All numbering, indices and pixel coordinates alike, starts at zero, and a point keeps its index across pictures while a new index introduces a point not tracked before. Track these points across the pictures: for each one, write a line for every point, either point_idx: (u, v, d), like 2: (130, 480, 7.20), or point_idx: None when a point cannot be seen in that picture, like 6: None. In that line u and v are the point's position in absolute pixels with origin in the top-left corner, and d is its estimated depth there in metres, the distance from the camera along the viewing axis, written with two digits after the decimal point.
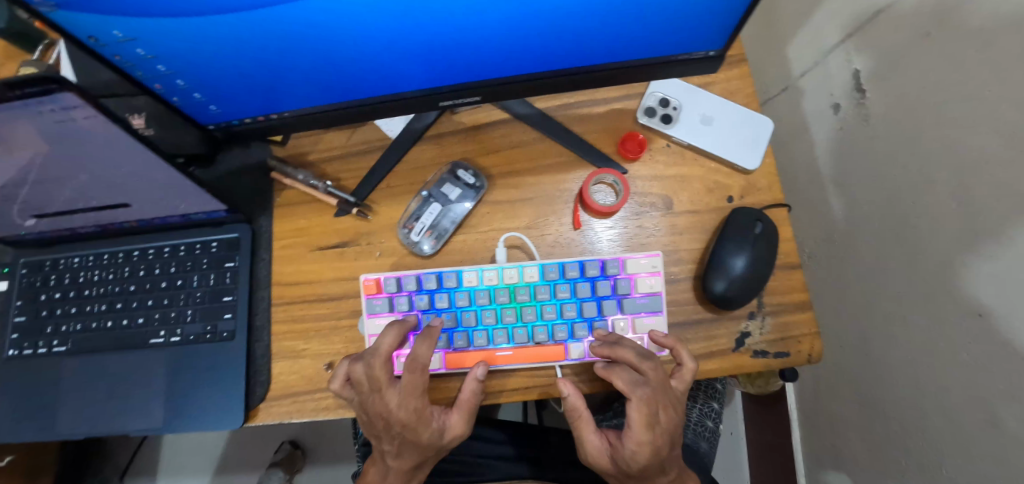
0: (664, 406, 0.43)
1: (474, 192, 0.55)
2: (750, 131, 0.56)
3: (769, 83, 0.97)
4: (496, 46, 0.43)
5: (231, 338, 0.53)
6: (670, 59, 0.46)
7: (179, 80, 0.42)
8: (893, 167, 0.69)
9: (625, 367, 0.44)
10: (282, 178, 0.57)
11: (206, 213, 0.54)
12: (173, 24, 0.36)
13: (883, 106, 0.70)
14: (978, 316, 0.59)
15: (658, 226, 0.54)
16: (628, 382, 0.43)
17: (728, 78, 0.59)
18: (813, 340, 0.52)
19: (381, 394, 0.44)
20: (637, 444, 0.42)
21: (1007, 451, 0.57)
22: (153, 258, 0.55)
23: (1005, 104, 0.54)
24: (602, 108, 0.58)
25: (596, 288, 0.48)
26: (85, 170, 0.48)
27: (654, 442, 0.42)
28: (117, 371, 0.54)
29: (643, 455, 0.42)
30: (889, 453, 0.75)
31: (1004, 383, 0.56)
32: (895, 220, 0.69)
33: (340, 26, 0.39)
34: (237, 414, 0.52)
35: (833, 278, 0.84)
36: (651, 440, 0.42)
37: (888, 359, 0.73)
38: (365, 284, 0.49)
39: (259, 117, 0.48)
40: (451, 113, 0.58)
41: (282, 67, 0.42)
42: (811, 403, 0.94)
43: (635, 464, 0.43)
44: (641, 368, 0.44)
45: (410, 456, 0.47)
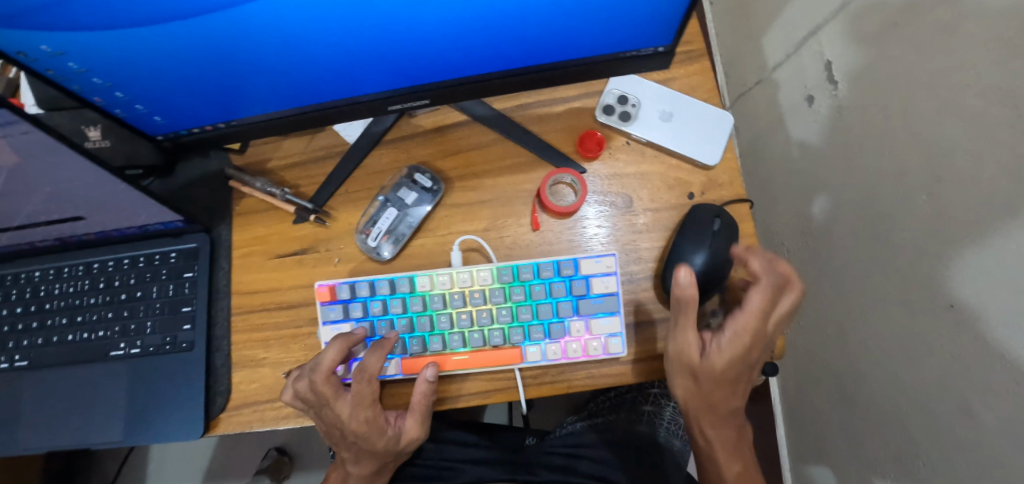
0: (785, 316, 0.47)
1: (432, 195, 0.54)
2: (710, 126, 0.56)
3: (745, 76, 0.95)
4: (444, 49, 0.43)
5: (191, 349, 0.53)
6: (617, 57, 0.46)
7: (120, 92, 0.41)
8: (862, 159, 0.67)
9: (760, 271, 0.46)
10: (240, 186, 0.56)
11: (163, 224, 0.53)
12: (103, 36, 0.36)
13: (853, 97, 0.67)
14: (950, 307, 0.57)
15: (619, 225, 0.54)
16: (774, 285, 0.45)
17: (688, 74, 0.58)
18: (776, 337, 0.52)
19: (330, 406, 0.45)
20: (742, 339, 0.45)
21: (981, 444, 0.56)
22: (113, 270, 0.54)
23: (971, 91, 0.50)
24: (560, 107, 0.57)
25: (551, 290, 0.48)
26: (40, 187, 0.48)
27: (755, 340, 0.45)
28: (78, 385, 0.54)
29: (734, 352, 0.45)
30: (870, 447, 0.74)
31: (978, 376, 0.55)
32: (869, 211, 0.67)
33: (276, 33, 0.38)
34: (197, 425, 0.51)
35: (808, 272, 0.83)
36: (755, 336, 0.45)
37: (863, 353, 0.72)
38: (319, 291, 0.49)
39: (208, 127, 0.48)
40: (409, 116, 0.57)
41: (224, 77, 0.42)
42: (793, 396, 0.93)
43: (727, 359, 0.46)
44: (795, 286, 0.47)
45: (367, 463, 0.50)
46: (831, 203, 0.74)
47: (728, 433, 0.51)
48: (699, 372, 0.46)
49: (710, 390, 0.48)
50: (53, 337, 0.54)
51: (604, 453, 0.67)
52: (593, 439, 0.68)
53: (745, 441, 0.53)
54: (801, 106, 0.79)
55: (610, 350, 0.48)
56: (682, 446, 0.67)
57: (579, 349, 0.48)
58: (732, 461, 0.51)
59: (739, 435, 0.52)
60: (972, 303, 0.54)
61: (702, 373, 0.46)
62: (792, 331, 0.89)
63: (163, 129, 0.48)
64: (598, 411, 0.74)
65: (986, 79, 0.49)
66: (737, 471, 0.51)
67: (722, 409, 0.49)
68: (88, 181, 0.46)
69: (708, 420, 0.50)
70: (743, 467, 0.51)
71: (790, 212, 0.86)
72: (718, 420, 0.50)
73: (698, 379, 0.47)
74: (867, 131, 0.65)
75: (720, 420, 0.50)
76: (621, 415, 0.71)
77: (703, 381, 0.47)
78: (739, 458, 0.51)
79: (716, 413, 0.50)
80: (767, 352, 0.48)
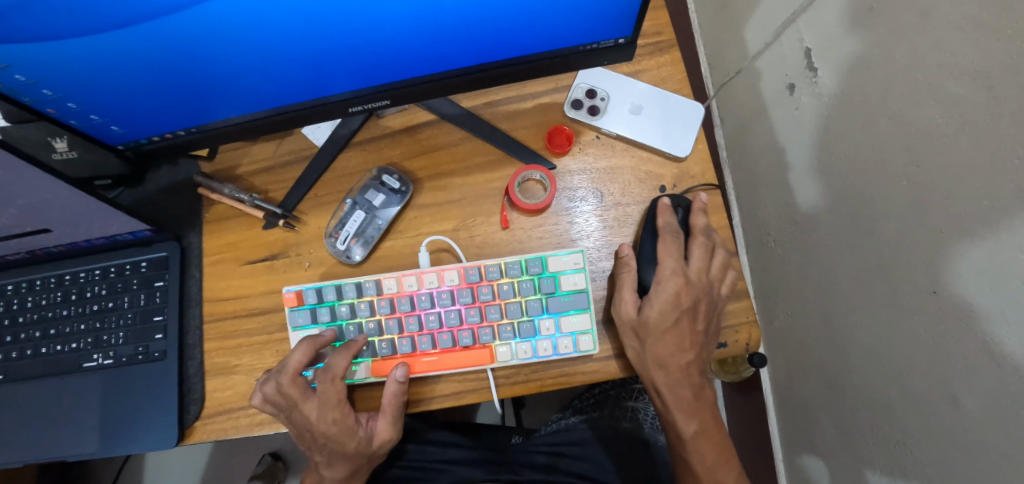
0: (702, 260, 0.51)
1: (400, 196, 0.55)
2: (680, 117, 0.56)
3: (727, 66, 0.95)
4: (404, 47, 0.41)
5: (163, 358, 0.53)
6: (578, 50, 0.45)
7: (72, 102, 0.41)
8: (840, 146, 0.66)
9: (664, 227, 0.51)
10: (209, 193, 0.56)
11: (131, 234, 0.53)
12: (45, 48, 0.35)
13: (831, 84, 0.66)
14: (933, 293, 0.55)
15: (589, 221, 0.54)
16: (676, 231, 0.51)
17: (658, 66, 0.58)
18: (750, 329, 0.52)
19: (298, 409, 0.47)
20: (666, 286, 0.49)
21: (965, 432, 0.54)
22: (84, 281, 0.54)
23: (943, 71, 0.49)
24: (529, 104, 0.57)
25: (519, 289, 0.49)
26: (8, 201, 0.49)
27: (679, 286, 0.49)
28: (52, 397, 0.53)
29: (664, 298, 0.49)
30: (858, 437, 0.72)
31: (960, 362, 0.53)
32: (849, 197, 0.65)
33: (221, 38, 0.37)
34: (171, 434, 0.51)
35: (793, 262, 0.82)
36: (677, 281, 0.49)
37: (848, 344, 0.71)
38: (287, 297, 0.50)
39: (166, 135, 0.48)
40: (378, 116, 0.57)
41: (176, 84, 0.41)
42: (783, 387, 0.92)
43: (661, 309, 0.48)
44: (697, 232, 0.52)
45: (341, 466, 0.52)
46: (811, 191, 0.74)
47: (685, 393, 0.50)
48: (640, 329, 0.49)
49: (656, 347, 0.49)
50: (27, 350, 0.54)
51: (587, 451, 0.67)
52: (576, 437, 0.68)
53: (708, 403, 0.52)
54: (782, 95, 0.78)
55: (581, 346, 0.49)
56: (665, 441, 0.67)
57: (550, 347, 0.49)
58: (690, 420, 0.51)
59: (700, 395, 0.51)
60: (954, 287, 0.52)
61: (643, 327, 0.48)
62: (779, 321, 0.88)
63: (123, 139, 0.47)
64: (581, 409, 0.74)
65: (960, 60, 0.47)
66: (695, 430, 0.51)
67: (674, 366, 0.49)
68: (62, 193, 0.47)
69: (663, 381, 0.50)
70: (703, 426, 0.51)
71: (773, 201, 0.85)
72: (673, 383, 0.50)
73: (642, 335, 0.49)
74: (844, 117, 0.64)
75: (675, 380, 0.50)
76: (605, 412, 0.71)
77: (646, 337, 0.48)
78: (698, 417, 0.51)
79: (669, 373, 0.50)
80: (705, 300, 0.50)
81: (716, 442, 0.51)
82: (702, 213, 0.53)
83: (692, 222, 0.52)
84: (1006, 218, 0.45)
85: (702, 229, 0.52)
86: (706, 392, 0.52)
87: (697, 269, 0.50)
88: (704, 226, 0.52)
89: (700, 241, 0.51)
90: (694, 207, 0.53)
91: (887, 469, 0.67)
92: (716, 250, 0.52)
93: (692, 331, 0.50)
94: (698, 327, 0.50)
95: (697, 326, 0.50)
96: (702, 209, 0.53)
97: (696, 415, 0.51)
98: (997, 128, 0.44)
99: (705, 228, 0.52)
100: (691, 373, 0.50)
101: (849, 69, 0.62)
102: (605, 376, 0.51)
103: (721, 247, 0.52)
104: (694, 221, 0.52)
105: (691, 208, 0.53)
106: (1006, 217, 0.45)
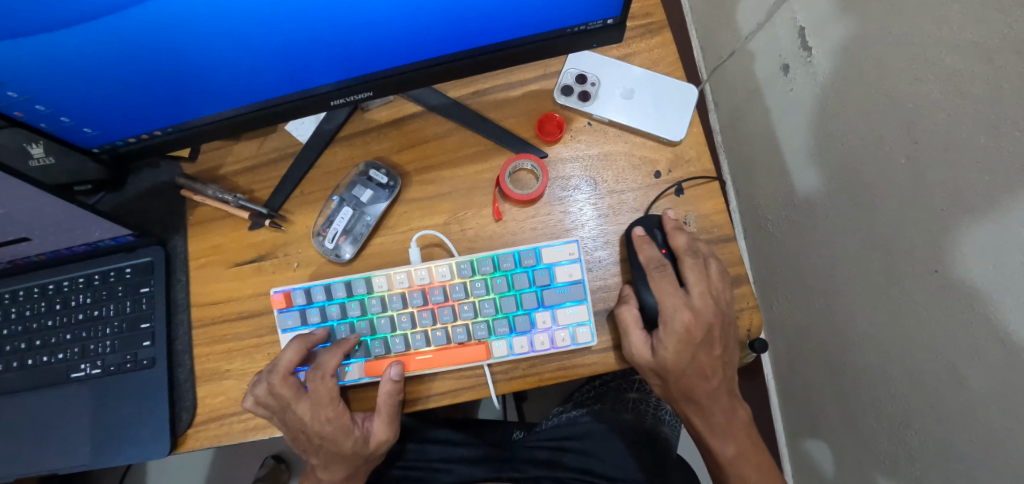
0: (700, 282, 0.48)
1: (389, 191, 0.53)
2: (673, 101, 0.55)
3: (721, 47, 0.93)
4: (386, 35, 0.40)
5: (152, 366, 0.51)
6: (565, 32, 0.44)
7: (39, 105, 0.39)
8: (838, 125, 0.64)
9: (648, 264, 0.48)
10: (193, 195, 0.55)
11: (113, 239, 0.52)
12: (5, 46, 0.33)
13: (825, 61, 0.65)
14: (935, 272, 0.53)
15: (583, 210, 0.53)
16: (660, 264, 0.48)
17: (649, 48, 0.57)
18: (752, 314, 0.51)
19: (292, 409, 0.46)
20: (672, 324, 0.47)
21: (969, 410, 0.53)
22: (68, 290, 0.52)
23: (942, 45, 0.47)
24: (517, 92, 0.56)
25: (513, 282, 0.48)
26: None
27: (687, 321, 0.47)
28: (40, 409, 0.52)
29: (674, 336, 0.46)
30: (862, 419, 0.72)
31: (964, 341, 0.51)
32: (849, 176, 0.63)
33: (191, 31, 0.36)
34: (163, 443, 0.50)
35: (793, 246, 0.80)
36: (682, 317, 0.47)
37: (851, 327, 0.69)
38: (275, 298, 0.49)
39: (143, 136, 0.46)
40: (363, 110, 0.56)
41: (148, 81, 0.40)
42: (786, 371, 0.92)
43: (675, 349, 0.47)
44: (683, 255, 0.49)
45: (337, 468, 0.51)
46: (809, 172, 0.73)
47: (716, 418, 0.50)
48: (658, 368, 0.48)
49: (679, 382, 0.48)
50: (13, 362, 0.52)
51: (588, 445, 0.66)
52: (577, 431, 0.67)
53: (743, 422, 0.51)
54: (777, 76, 0.77)
55: (578, 339, 0.48)
56: (670, 432, 0.67)
57: (546, 339, 0.48)
58: (725, 444, 0.50)
59: (731, 417, 0.51)
60: (955, 265, 0.51)
61: (661, 368, 0.48)
62: (779, 305, 0.87)
63: (97, 141, 0.46)
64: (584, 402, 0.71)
65: (958, 31, 0.45)
66: (733, 453, 0.50)
67: (701, 396, 0.49)
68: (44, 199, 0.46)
69: (692, 408, 0.50)
70: (740, 449, 0.50)
71: (771, 184, 0.83)
72: (702, 409, 0.50)
73: (662, 374, 0.48)
74: (841, 94, 0.62)
75: (703, 408, 0.50)
76: (607, 404, 0.69)
77: (667, 375, 0.48)
78: (733, 440, 0.50)
79: (697, 402, 0.50)
80: (718, 324, 0.48)
81: (756, 463, 0.50)
82: (679, 231, 0.50)
83: (672, 246, 0.50)
84: (1009, 194, 0.43)
85: (685, 249, 0.49)
86: (738, 410, 0.51)
87: (699, 294, 0.47)
88: (686, 244, 0.49)
89: (690, 264, 0.48)
90: (668, 227, 0.50)
91: (891, 450, 0.67)
92: (708, 264, 0.49)
93: (712, 357, 0.49)
94: (717, 351, 0.49)
95: (715, 351, 0.49)
96: (677, 226, 0.50)
97: (732, 438, 0.50)
98: (998, 100, 0.43)
99: (688, 246, 0.49)
100: (719, 398, 0.50)
101: (844, 46, 0.61)
102: (604, 368, 0.49)
103: (710, 255, 0.50)
104: (676, 242, 0.49)
105: (666, 230, 0.50)
106: (1007, 191, 0.43)
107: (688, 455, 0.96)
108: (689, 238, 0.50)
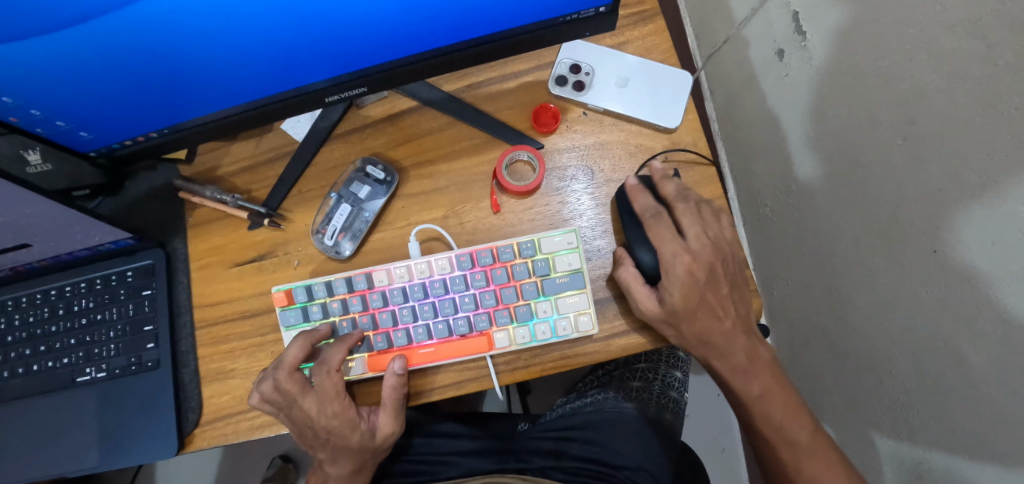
0: (695, 225, 0.49)
1: (386, 187, 0.53)
2: (668, 87, 0.55)
3: (715, 35, 0.92)
4: (382, 27, 0.40)
5: (157, 367, 0.52)
6: (557, 22, 0.43)
7: (34, 109, 0.39)
8: (835, 108, 0.64)
9: (643, 213, 0.49)
10: (190, 196, 0.55)
11: (113, 243, 0.52)
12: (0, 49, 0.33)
13: (820, 44, 0.64)
14: (933, 253, 0.53)
15: (581, 199, 0.53)
16: (655, 213, 0.49)
17: (642, 36, 0.57)
18: (752, 297, 0.52)
19: (298, 405, 0.46)
20: (674, 269, 0.47)
21: (972, 388, 0.53)
22: (71, 295, 0.52)
23: (938, 26, 0.47)
24: (511, 83, 0.56)
25: (513, 273, 0.48)
26: None
27: (688, 263, 0.47)
28: (47, 414, 0.53)
29: (679, 281, 0.47)
30: (866, 401, 0.72)
31: (965, 319, 0.51)
32: (846, 160, 0.63)
33: (181, 30, 0.36)
34: (170, 442, 0.50)
35: (792, 231, 0.80)
36: (683, 261, 0.47)
37: (852, 310, 0.70)
38: (275, 297, 0.49)
39: (138, 138, 0.46)
40: (358, 107, 0.56)
41: (142, 82, 0.40)
42: (788, 356, 0.92)
43: (682, 293, 0.47)
44: (674, 201, 0.50)
45: (345, 462, 0.51)
46: (806, 157, 0.72)
47: (736, 358, 0.50)
48: (670, 317, 0.47)
49: (692, 327, 0.48)
50: (18, 368, 0.53)
51: (593, 435, 0.66)
52: (582, 421, 0.67)
53: (765, 360, 0.50)
54: (772, 61, 0.76)
55: (579, 327, 0.48)
56: (672, 419, 0.67)
57: (548, 330, 0.48)
58: (748, 383, 0.50)
59: (753, 355, 0.50)
60: (952, 243, 0.51)
61: (673, 316, 0.47)
62: (779, 291, 0.88)
63: (93, 145, 0.46)
64: (587, 392, 0.73)
65: (951, 11, 0.45)
66: (759, 392, 0.50)
67: (717, 338, 0.49)
68: (42, 203, 0.45)
69: (712, 354, 0.50)
70: (765, 387, 0.50)
71: (769, 170, 0.83)
72: (722, 351, 0.49)
73: (675, 323, 0.47)
74: (837, 78, 0.62)
75: (721, 350, 0.49)
76: (611, 392, 0.71)
77: (680, 323, 0.47)
78: (757, 378, 0.50)
79: (714, 346, 0.49)
80: (719, 262, 0.49)
81: (783, 402, 0.50)
82: (669, 179, 0.51)
83: (664, 195, 0.50)
84: (1007, 172, 0.43)
85: (675, 195, 0.50)
86: (759, 349, 0.50)
87: (695, 236, 0.48)
88: (676, 191, 0.50)
89: (682, 209, 0.49)
90: (658, 178, 0.51)
91: (894, 430, 0.67)
92: (701, 208, 0.50)
93: (721, 295, 0.49)
94: (724, 289, 0.49)
95: (722, 289, 0.49)
96: (666, 176, 0.51)
97: (755, 378, 0.50)
98: (993, 79, 0.43)
99: (679, 193, 0.50)
100: (737, 339, 0.49)
101: (837, 31, 0.61)
102: (607, 356, 0.50)
103: (701, 200, 0.50)
104: (666, 190, 0.50)
105: (656, 180, 0.51)
106: (1005, 168, 0.43)
107: (694, 441, 0.96)
108: (680, 186, 0.51)
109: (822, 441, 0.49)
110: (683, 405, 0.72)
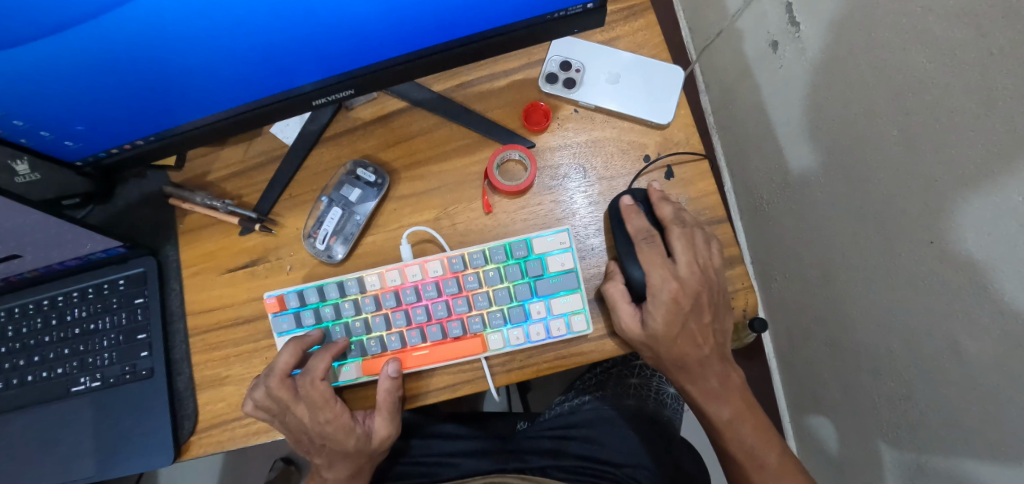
0: (686, 252, 0.48)
1: (377, 189, 0.53)
2: (660, 82, 0.54)
3: (709, 27, 0.92)
4: (370, 28, 0.39)
5: (151, 375, 0.51)
6: (543, 19, 0.43)
7: (18, 119, 0.39)
8: (830, 99, 0.63)
9: (636, 235, 0.49)
10: (181, 203, 0.54)
11: (104, 252, 0.52)
12: None
13: (815, 35, 0.64)
14: (931, 244, 0.53)
15: (574, 197, 0.53)
16: (648, 236, 0.48)
17: (634, 31, 0.56)
18: (747, 295, 0.51)
19: (292, 411, 0.47)
20: (660, 295, 0.46)
21: (971, 379, 0.53)
22: (63, 305, 0.52)
23: (932, 15, 0.46)
24: (502, 82, 0.55)
25: (506, 274, 0.48)
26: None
27: (674, 291, 0.47)
28: (43, 424, 0.52)
29: (663, 307, 0.46)
30: (865, 394, 0.72)
31: (963, 310, 0.51)
32: (842, 151, 0.63)
33: (166, 36, 0.35)
34: (167, 450, 0.50)
35: (789, 224, 0.80)
36: (671, 288, 0.47)
37: (850, 303, 0.69)
38: (268, 303, 0.49)
39: (125, 146, 0.46)
40: (347, 109, 0.55)
41: (126, 89, 0.39)
42: (787, 350, 0.92)
43: (664, 319, 0.46)
44: (671, 224, 0.49)
45: (342, 466, 0.51)
46: (802, 149, 0.72)
47: (709, 381, 0.50)
48: (650, 341, 0.47)
49: (670, 351, 0.48)
50: (14, 379, 0.53)
51: (592, 433, 0.66)
52: (581, 419, 0.67)
53: (736, 385, 0.51)
54: (766, 53, 0.76)
55: (574, 327, 0.48)
56: (670, 416, 0.68)
57: (542, 330, 0.48)
58: (719, 406, 0.50)
59: (724, 380, 0.50)
60: (951, 236, 0.50)
61: (652, 339, 0.47)
62: (777, 285, 0.87)
63: (79, 154, 0.46)
64: (585, 392, 0.73)
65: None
66: (729, 415, 0.50)
67: (691, 363, 0.49)
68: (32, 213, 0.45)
69: (684, 378, 0.50)
70: (735, 408, 0.50)
71: (765, 163, 0.83)
72: (694, 376, 0.50)
73: (654, 346, 0.48)
74: (831, 69, 0.62)
75: (695, 375, 0.50)
76: (608, 391, 0.72)
77: (658, 347, 0.48)
78: (728, 401, 0.50)
79: (688, 369, 0.49)
80: (706, 291, 0.48)
81: (751, 421, 0.50)
82: (665, 202, 0.50)
83: (660, 216, 0.50)
84: (1003, 161, 0.43)
85: (672, 219, 0.49)
86: (730, 373, 0.51)
87: (686, 263, 0.47)
88: (673, 215, 0.50)
89: (677, 232, 0.48)
90: (654, 199, 0.50)
91: (894, 422, 0.67)
92: (695, 234, 0.49)
93: (702, 324, 0.49)
94: (705, 318, 0.49)
95: (704, 318, 0.49)
96: (663, 198, 0.50)
97: (725, 400, 0.50)
98: (988, 67, 0.42)
99: (676, 217, 0.49)
100: (712, 365, 0.50)
101: (832, 22, 0.60)
102: (601, 356, 0.49)
103: (697, 226, 0.50)
104: (662, 213, 0.50)
105: (653, 201, 0.50)
106: (1002, 157, 0.43)
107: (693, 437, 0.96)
108: (676, 210, 0.50)
109: (791, 461, 0.50)
110: (680, 402, 0.73)
